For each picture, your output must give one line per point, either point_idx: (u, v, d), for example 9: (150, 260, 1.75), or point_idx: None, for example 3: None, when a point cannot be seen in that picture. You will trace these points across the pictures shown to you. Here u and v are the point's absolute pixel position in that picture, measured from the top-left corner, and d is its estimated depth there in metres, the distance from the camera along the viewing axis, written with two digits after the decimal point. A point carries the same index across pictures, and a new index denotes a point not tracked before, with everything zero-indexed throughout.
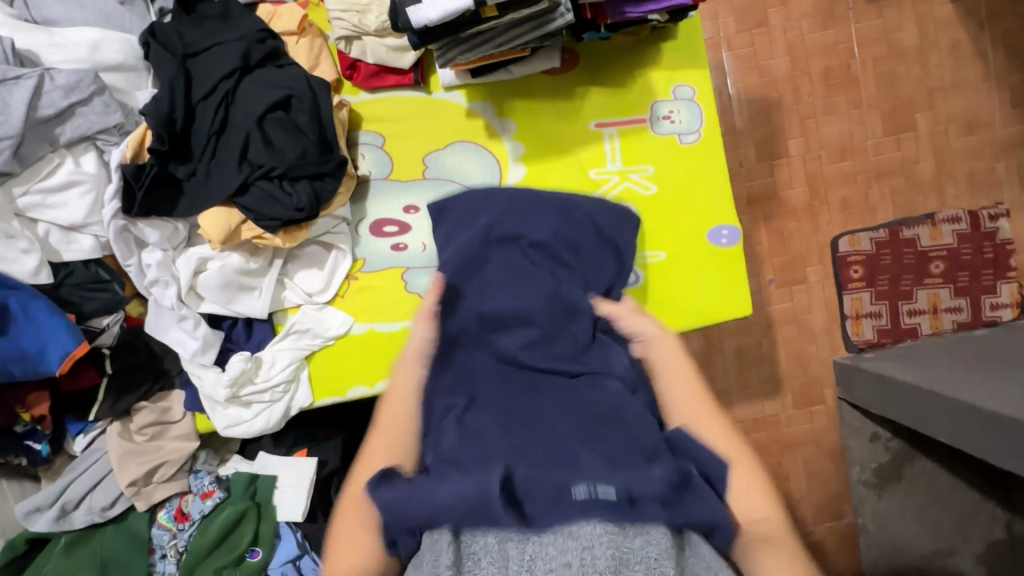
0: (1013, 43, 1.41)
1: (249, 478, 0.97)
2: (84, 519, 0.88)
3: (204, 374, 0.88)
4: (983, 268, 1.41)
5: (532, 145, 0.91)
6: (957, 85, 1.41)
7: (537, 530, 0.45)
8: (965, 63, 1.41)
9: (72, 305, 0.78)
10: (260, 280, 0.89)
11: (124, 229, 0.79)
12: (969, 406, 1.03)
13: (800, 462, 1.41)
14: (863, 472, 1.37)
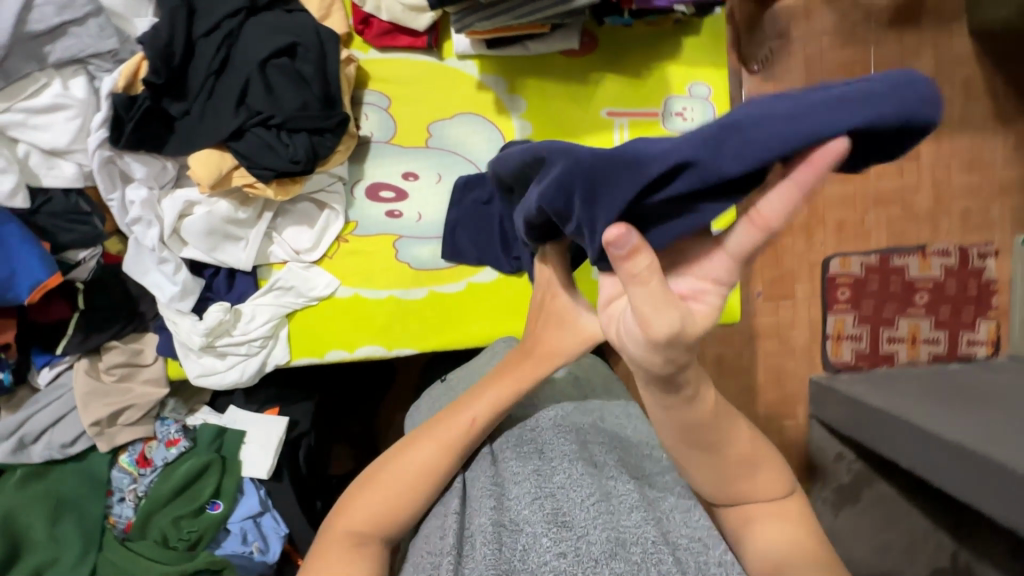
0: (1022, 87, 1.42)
1: (217, 430, 0.95)
2: (43, 454, 0.85)
3: (179, 320, 0.86)
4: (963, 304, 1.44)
5: (541, 124, 0.90)
6: (965, 122, 1.41)
7: (527, 522, 0.52)
8: (976, 100, 1.41)
9: (47, 233, 0.75)
10: (246, 231, 0.86)
11: (109, 161, 0.76)
12: (936, 437, 1.05)
13: None
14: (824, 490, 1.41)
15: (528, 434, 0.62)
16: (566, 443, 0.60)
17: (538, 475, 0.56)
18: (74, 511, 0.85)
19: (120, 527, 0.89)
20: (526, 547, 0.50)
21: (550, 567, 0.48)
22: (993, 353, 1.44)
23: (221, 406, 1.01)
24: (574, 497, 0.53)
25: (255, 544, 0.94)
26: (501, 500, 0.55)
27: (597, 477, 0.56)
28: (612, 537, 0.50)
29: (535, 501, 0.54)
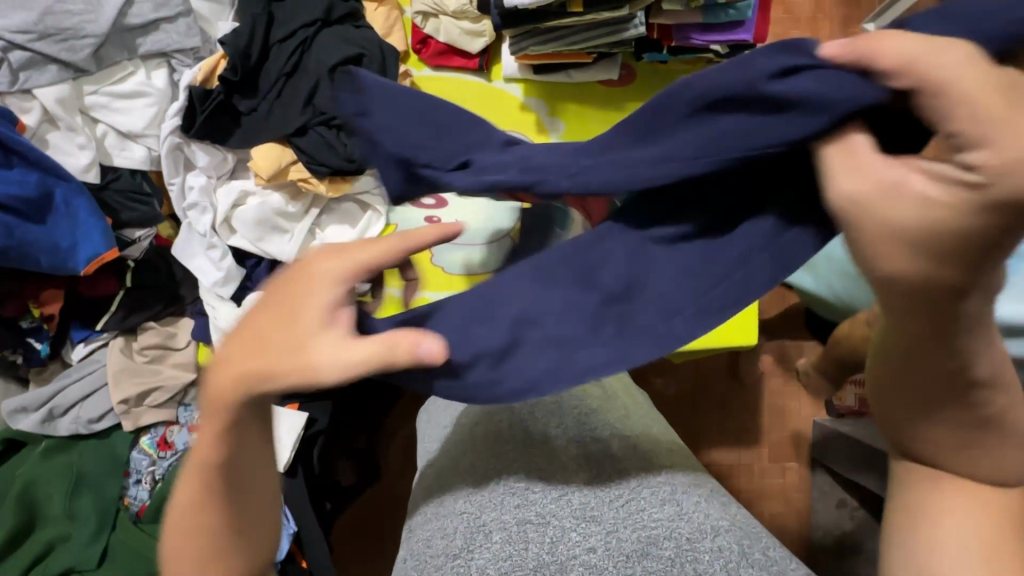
0: None
1: None
2: (69, 428, 0.87)
3: (218, 305, 0.89)
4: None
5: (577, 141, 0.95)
6: None
7: (555, 515, 0.52)
8: None
9: (110, 209, 0.79)
10: (293, 225, 0.90)
11: (176, 147, 0.81)
12: None
13: (764, 517, 1.42)
14: (825, 537, 1.38)
15: (553, 425, 0.59)
16: (595, 435, 0.58)
17: (564, 470, 0.56)
18: (93, 488, 0.86)
19: (134, 509, 0.87)
20: (553, 539, 0.51)
21: (580, 560, 0.50)
22: None
23: None
24: (604, 495, 0.54)
25: None
26: (526, 493, 0.54)
27: (629, 473, 0.55)
28: (642, 535, 0.51)
29: (562, 497, 0.54)
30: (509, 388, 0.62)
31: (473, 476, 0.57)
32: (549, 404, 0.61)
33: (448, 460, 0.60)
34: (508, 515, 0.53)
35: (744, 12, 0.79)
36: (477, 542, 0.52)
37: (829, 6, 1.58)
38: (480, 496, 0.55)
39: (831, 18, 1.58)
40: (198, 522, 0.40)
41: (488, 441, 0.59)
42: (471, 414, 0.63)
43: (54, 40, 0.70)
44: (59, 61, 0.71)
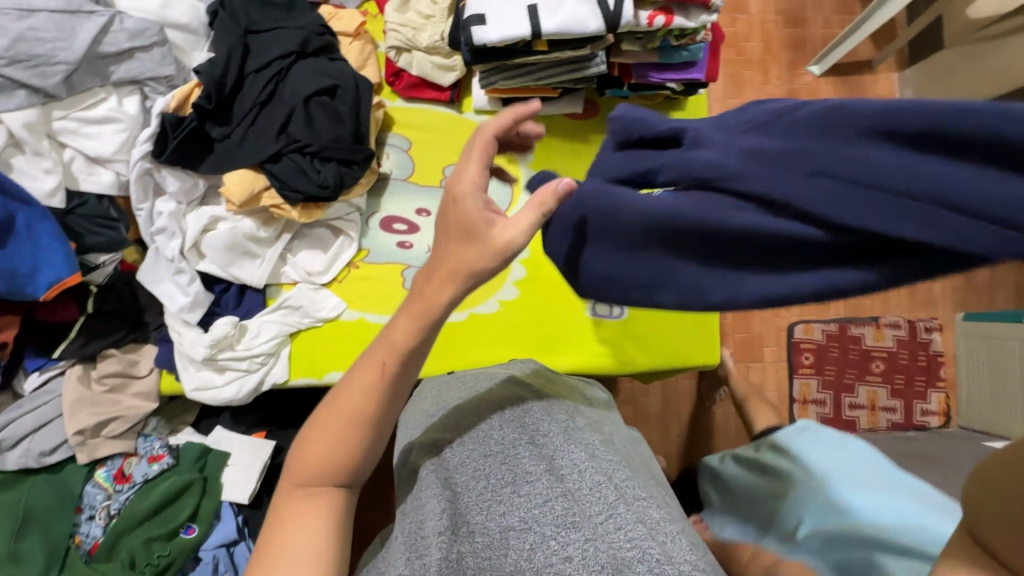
0: None
1: (201, 450, 0.92)
2: (18, 461, 0.82)
3: (184, 331, 0.87)
4: (848, 370, 1.89)
5: (544, 168, 0.99)
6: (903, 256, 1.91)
7: (538, 523, 0.52)
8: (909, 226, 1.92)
9: (75, 234, 0.78)
10: (265, 249, 0.91)
11: (146, 172, 0.81)
12: None
13: None
14: None
15: (541, 431, 0.61)
16: (578, 449, 0.59)
17: (549, 477, 0.56)
18: (41, 527, 0.81)
19: (86, 548, 0.84)
20: (532, 546, 0.50)
21: (555, 569, 0.48)
22: (945, 421, 1.86)
23: (205, 429, 0.99)
24: (584, 508, 0.52)
25: None
26: (511, 497, 0.55)
27: (608, 488, 0.54)
28: (618, 553, 0.48)
29: (546, 505, 0.53)
30: (504, 402, 0.66)
31: (460, 483, 0.58)
32: (542, 415, 0.63)
33: (436, 465, 0.61)
34: (493, 521, 0.53)
35: (697, 54, 0.86)
36: (456, 540, 0.52)
37: (777, 49, 1.72)
38: (465, 501, 0.56)
39: (779, 61, 1.71)
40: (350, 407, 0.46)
41: (478, 450, 0.60)
42: (469, 419, 0.65)
43: (24, 66, 0.70)
44: (30, 86, 0.71)
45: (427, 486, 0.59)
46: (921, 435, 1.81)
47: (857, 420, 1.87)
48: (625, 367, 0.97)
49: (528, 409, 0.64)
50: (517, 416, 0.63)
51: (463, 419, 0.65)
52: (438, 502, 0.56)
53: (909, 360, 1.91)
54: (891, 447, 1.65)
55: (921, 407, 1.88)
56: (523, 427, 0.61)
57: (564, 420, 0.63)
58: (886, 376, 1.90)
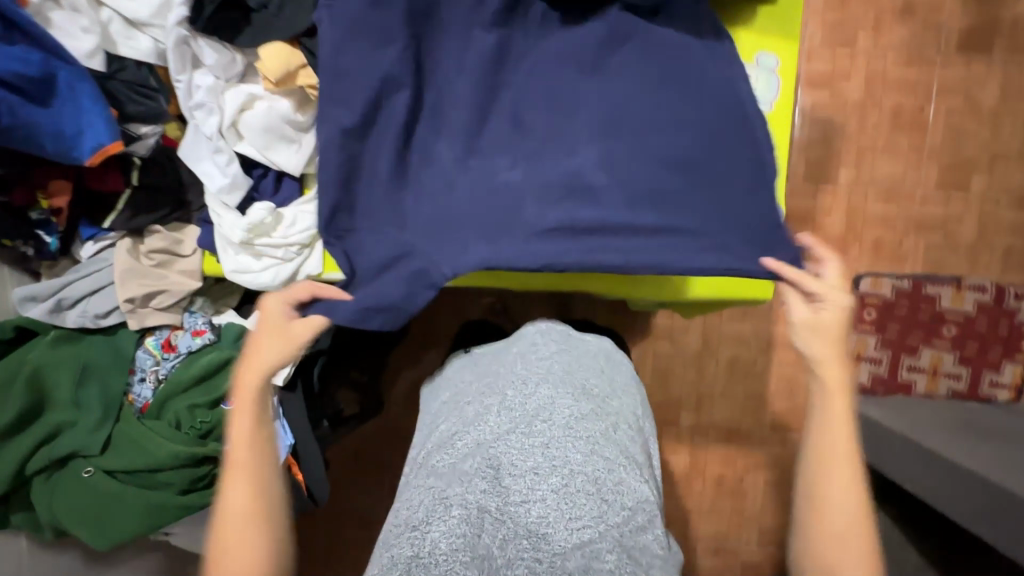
0: None
1: (241, 331, 0.96)
2: (76, 320, 0.88)
3: (224, 213, 0.88)
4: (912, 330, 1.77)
5: None
6: (996, 213, 1.74)
7: (511, 517, 0.58)
8: (1013, 171, 1.72)
9: (116, 100, 0.79)
10: (301, 134, 0.87)
11: (182, 41, 0.78)
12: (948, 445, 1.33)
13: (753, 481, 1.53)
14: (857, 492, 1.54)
15: (540, 423, 0.64)
16: (572, 448, 0.62)
17: (533, 476, 0.60)
18: (98, 380, 0.88)
19: (138, 406, 0.91)
20: (504, 537, 0.57)
21: (523, 564, 0.56)
22: (1016, 397, 1.72)
23: (246, 312, 1.03)
24: (564, 510, 0.58)
25: None
26: (494, 480, 0.60)
27: (593, 497, 0.60)
28: (587, 558, 0.56)
29: (523, 503, 0.59)
30: (509, 382, 0.68)
31: (447, 457, 0.63)
32: (542, 407, 0.65)
33: (433, 436, 0.69)
34: (472, 498, 0.58)
35: None
36: (436, 514, 0.57)
37: None
38: (451, 475, 0.61)
39: None
40: (252, 519, 0.68)
41: (473, 427, 0.65)
42: (470, 399, 0.69)
43: None
44: None
45: (422, 472, 0.64)
46: (983, 409, 1.69)
47: (914, 383, 1.75)
48: (671, 292, 0.92)
49: (529, 396, 0.66)
50: (517, 401, 0.66)
51: (468, 402, 0.69)
52: (424, 484, 0.62)
53: (987, 328, 1.74)
54: (935, 414, 1.58)
55: (990, 378, 1.73)
56: (517, 416, 0.64)
57: (569, 411, 0.65)
58: (955, 342, 1.74)
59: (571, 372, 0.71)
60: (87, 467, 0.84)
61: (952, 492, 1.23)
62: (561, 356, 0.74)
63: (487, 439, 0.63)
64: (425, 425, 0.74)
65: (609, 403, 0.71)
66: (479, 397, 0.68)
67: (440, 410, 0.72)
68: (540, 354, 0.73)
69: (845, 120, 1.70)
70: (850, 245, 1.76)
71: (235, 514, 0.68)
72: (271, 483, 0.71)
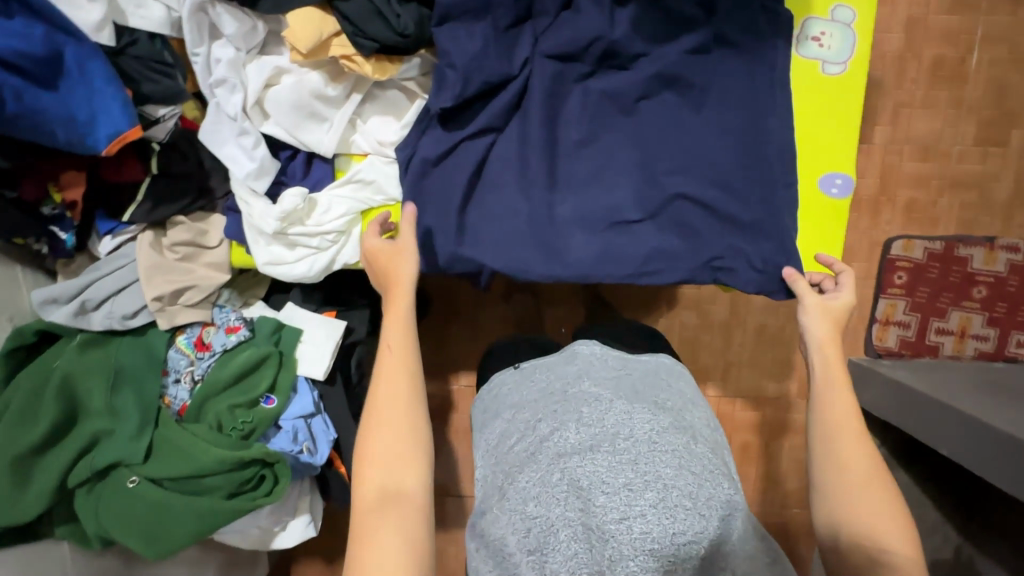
0: None
1: (275, 325, 0.91)
2: (103, 323, 0.82)
3: (253, 201, 0.80)
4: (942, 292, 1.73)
5: None
6: None
7: (616, 537, 0.54)
8: None
9: (130, 79, 0.70)
10: (332, 111, 0.79)
11: (199, 8, 0.70)
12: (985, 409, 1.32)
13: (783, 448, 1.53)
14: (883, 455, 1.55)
15: (623, 440, 0.59)
16: (663, 463, 0.58)
17: (628, 494, 0.56)
18: (132, 385, 0.83)
19: (175, 409, 0.87)
20: (612, 558, 0.54)
21: None
22: None
23: (276, 303, 0.98)
24: (668, 525, 0.55)
25: (305, 444, 0.91)
26: (591, 501, 0.56)
27: (692, 510, 0.56)
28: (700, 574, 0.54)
29: (626, 521, 0.55)
30: (582, 398, 0.64)
31: (534, 482, 0.59)
32: (621, 421, 0.61)
33: (506, 457, 0.65)
34: (575, 525, 0.56)
35: None
36: (545, 546, 0.56)
37: None
38: (545, 502, 0.58)
39: None
40: (410, 408, 0.65)
41: (553, 449, 0.61)
42: (540, 416, 0.65)
43: None
44: None
45: (509, 494, 0.61)
46: (1011, 370, 1.67)
47: (942, 345, 1.73)
48: None
49: (606, 413, 0.62)
50: (595, 417, 0.62)
51: (539, 421, 0.65)
52: (519, 512, 0.59)
53: (1018, 288, 1.70)
54: (962, 377, 1.56)
55: (1018, 338, 1.71)
56: (598, 433, 0.60)
57: (649, 423, 0.62)
58: (985, 303, 1.71)
59: (639, 384, 0.68)
60: (132, 477, 0.81)
61: (990, 457, 1.22)
62: (625, 372, 0.70)
63: (573, 460, 0.59)
64: (492, 444, 0.69)
65: (683, 411, 0.67)
66: (551, 414, 0.64)
67: (506, 426, 0.68)
68: (604, 371, 0.69)
69: (883, 74, 1.61)
70: (883, 207, 1.70)
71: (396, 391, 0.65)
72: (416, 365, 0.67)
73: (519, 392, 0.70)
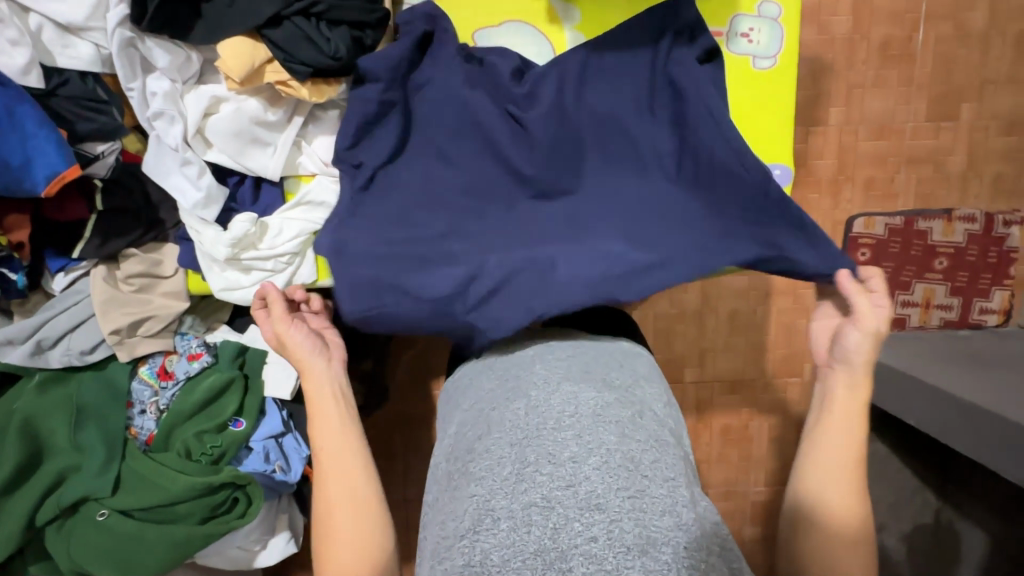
0: None
1: (238, 348, 0.92)
2: (61, 360, 0.83)
3: (203, 229, 0.81)
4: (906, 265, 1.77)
5: None
6: (986, 140, 1.72)
7: (560, 504, 0.55)
8: (1001, 95, 1.70)
9: (64, 120, 0.70)
10: (275, 136, 0.80)
11: (129, 44, 0.70)
12: (947, 377, 1.36)
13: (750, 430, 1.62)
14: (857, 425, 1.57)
15: (567, 415, 0.62)
16: (605, 433, 0.61)
17: (572, 464, 0.58)
18: (97, 420, 0.84)
19: (142, 439, 0.88)
20: (556, 526, 0.54)
21: (580, 551, 0.53)
22: (1003, 321, 1.77)
23: (240, 326, 0.98)
24: (610, 484, 0.56)
25: (277, 463, 0.92)
26: (534, 474, 0.58)
27: (634, 475, 0.58)
28: (643, 534, 0.54)
29: (570, 486, 0.56)
30: (531, 383, 0.67)
31: (481, 466, 0.61)
32: (566, 401, 0.63)
33: (460, 444, 0.66)
34: (516, 501, 0.56)
35: None
36: (484, 525, 0.56)
37: None
38: (492, 482, 0.59)
39: None
40: (369, 517, 0.70)
41: (501, 434, 0.63)
42: (492, 406, 0.66)
43: None
44: None
45: (460, 484, 0.62)
46: (974, 336, 1.72)
47: (908, 317, 1.77)
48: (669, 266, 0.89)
49: (552, 393, 0.64)
50: (541, 399, 0.64)
51: (491, 410, 0.67)
52: (466, 493, 0.60)
53: (977, 257, 1.75)
54: (926, 349, 1.61)
55: (980, 305, 1.76)
56: (542, 413, 0.62)
57: (593, 398, 0.64)
58: (947, 273, 1.75)
59: (588, 364, 0.70)
60: (101, 511, 0.82)
61: (952, 424, 1.26)
62: (577, 354, 0.72)
63: (517, 439, 0.61)
64: (449, 442, 0.70)
65: (632, 391, 0.69)
66: (501, 404, 0.66)
67: (461, 419, 0.70)
68: (555, 354, 0.71)
69: (832, 56, 1.65)
70: (843, 187, 1.73)
71: (351, 502, 0.70)
72: (364, 477, 0.72)
73: (472, 388, 0.72)
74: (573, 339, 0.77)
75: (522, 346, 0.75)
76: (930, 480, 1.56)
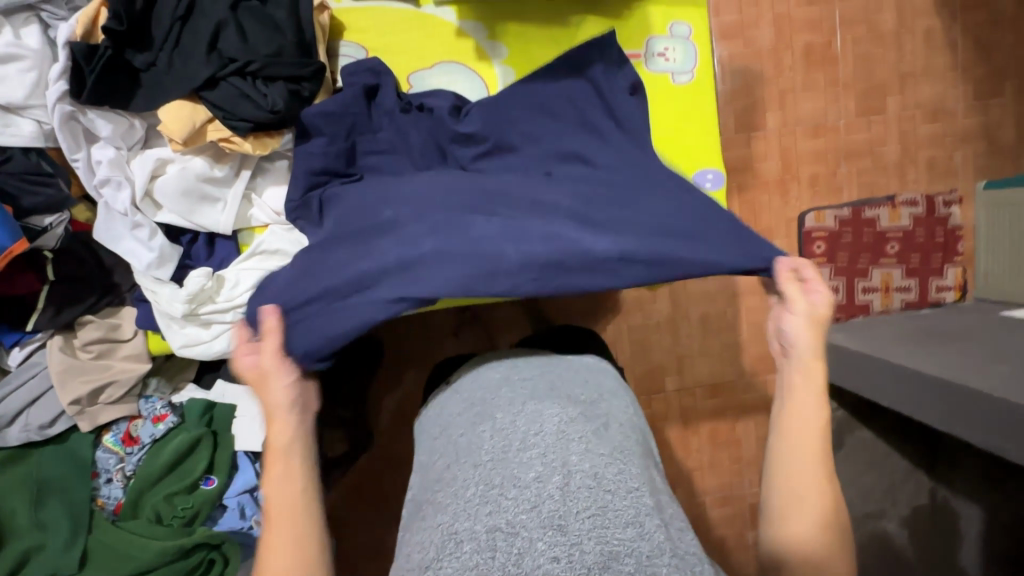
0: (971, 70, 1.83)
1: (206, 404, 0.91)
2: (20, 436, 0.82)
3: (158, 289, 0.81)
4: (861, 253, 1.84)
5: None
6: (914, 128, 1.83)
7: (524, 527, 0.55)
8: (920, 85, 1.81)
9: (8, 195, 0.72)
10: (224, 191, 0.82)
11: (70, 117, 0.73)
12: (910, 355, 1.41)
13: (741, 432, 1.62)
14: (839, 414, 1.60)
15: (533, 436, 0.63)
16: (569, 451, 0.61)
17: (537, 484, 0.58)
18: (58, 495, 0.82)
19: (110, 508, 0.86)
20: (520, 551, 0.53)
21: (541, 569, 0.51)
22: (959, 296, 1.84)
23: (208, 383, 0.95)
24: (571, 503, 0.56)
25: (255, 518, 0.90)
26: (498, 498, 0.58)
27: (597, 489, 0.57)
28: (604, 551, 0.53)
29: (533, 507, 0.56)
30: (496, 407, 0.68)
31: (450, 494, 0.61)
32: (531, 422, 0.65)
33: (432, 478, 0.66)
34: (480, 525, 0.56)
35: None
36: (448, 550, 0.55)
37: None
38: (458, 509, 0.58)
39: None
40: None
41: (468, 460, 0.63)
42: (463, 433, 0.68)
43: None
44: None
45: (429, 516, 0.61)
46: (935, 314, 1.79)
47: (871, 303, 1.83)
48: None
49: (517, 415, 0.66)
50: (508, 424, 0.65)
51: (460, 436, 0.68)
52: (433, 525, 0.59)
53: (926, 238, 1.83)
54: (892, 331, 1.66)
55: (936, 283, 1.83)
56: (509, 436, 0.63)
57: (558, 417, 0.65)
58: (900, 256, 1.83)
59: (555, 384, 0.72)
60: None
61: (920, 400, 1.30)
62: (542, 376, 0.74)
63: (484, 465, 0.61)
64: (424, 472, 0.70)
65: (597, 408, 0.70)
66: (471, 430, 0.67)
67: (434, 450, 0.71)
68: (522, 379, 0.73)
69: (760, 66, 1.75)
70: (790, 185, 1.81)
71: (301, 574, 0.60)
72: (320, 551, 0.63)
73: (445, 418, 0.74)
74: (539, 361, 0.79)
75: (493, 370, 0.78)
76: (917, 459, 1.58)
